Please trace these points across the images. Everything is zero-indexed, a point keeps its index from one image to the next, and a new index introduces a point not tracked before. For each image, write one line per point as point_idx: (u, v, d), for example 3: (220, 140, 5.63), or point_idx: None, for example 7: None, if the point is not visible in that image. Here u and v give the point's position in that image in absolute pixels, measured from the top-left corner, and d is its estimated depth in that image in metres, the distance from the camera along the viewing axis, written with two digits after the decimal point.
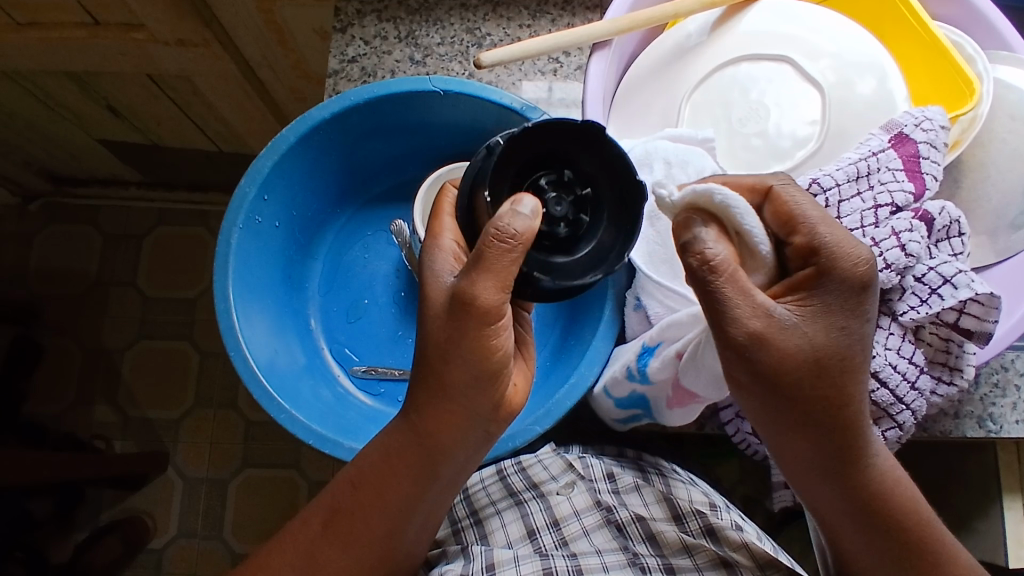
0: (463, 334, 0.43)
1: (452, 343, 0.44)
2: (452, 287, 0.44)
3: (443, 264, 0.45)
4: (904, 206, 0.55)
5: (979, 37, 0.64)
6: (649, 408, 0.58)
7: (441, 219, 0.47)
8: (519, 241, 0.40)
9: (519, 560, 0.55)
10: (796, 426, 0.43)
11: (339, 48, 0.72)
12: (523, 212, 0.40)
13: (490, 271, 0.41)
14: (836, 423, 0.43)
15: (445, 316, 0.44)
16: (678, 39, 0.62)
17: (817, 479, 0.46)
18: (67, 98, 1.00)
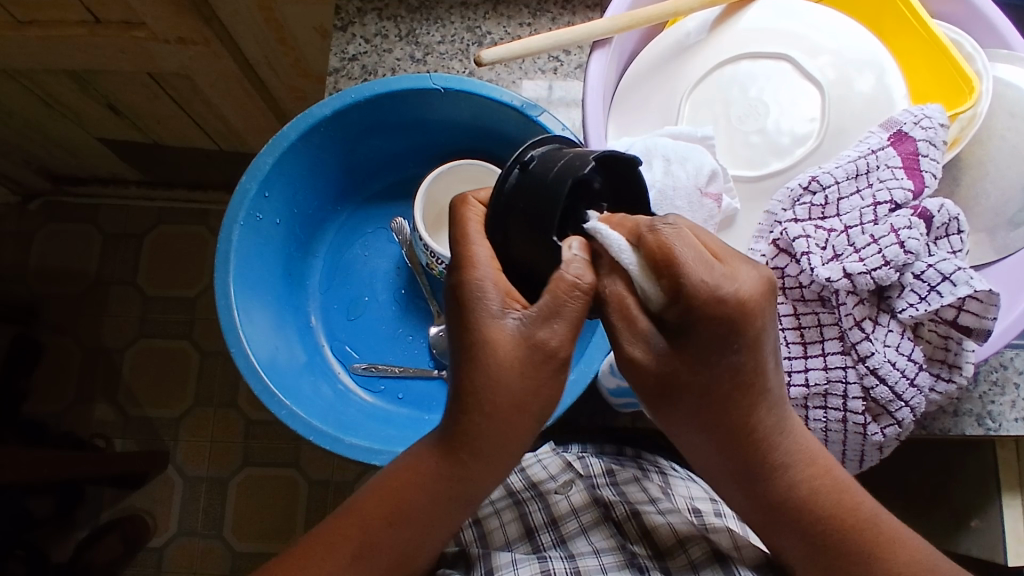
0: (541, 384, 0.41)
1: (530, 392, 0.40)
2: (524, 334, 0.40)
3: (497, 304, 0.41)
4: (903, 204, 0.54)
5: (978, 35, 0.64)
6: (641, 401, 0.60)
7: (474, 244, 0.43)
8: (590, 291, 0.40)
9: (517, 563, 0.55)
10: (717, 446, 0.44)
11: (340, 46, 0.72)
12: (582, 258, 0.40)
13: (565, 321, 0.40)
14: (753, 444, 0.44)
15: (521, 366, 0.40)
16: (678, 37, 0.62)
17: (740, 493, 0.47)
18: (68, 97, 1.00)
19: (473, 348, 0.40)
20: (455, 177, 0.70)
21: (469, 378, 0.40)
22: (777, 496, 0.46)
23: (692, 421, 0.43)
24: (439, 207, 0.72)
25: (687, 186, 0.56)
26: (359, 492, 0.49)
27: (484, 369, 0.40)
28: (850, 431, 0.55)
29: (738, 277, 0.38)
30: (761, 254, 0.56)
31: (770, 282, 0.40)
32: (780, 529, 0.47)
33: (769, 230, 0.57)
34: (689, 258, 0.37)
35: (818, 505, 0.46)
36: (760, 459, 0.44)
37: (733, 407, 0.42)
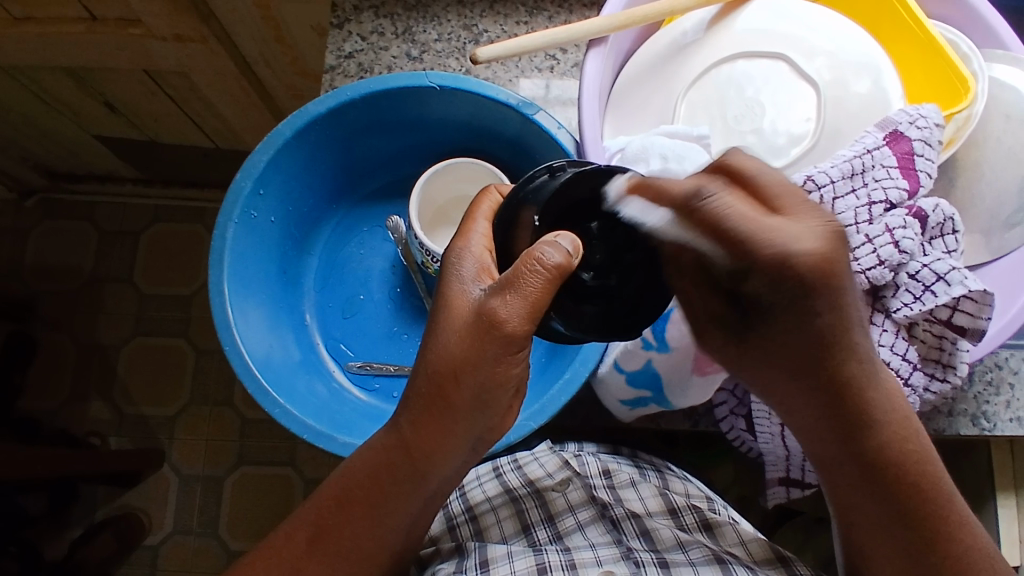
0: (484, 355, 0.42)
1: (466, 363, 0.42)
2: (480, 303, 0.43)
3: (470, 272, 0.44)
4: (897, 204, 0.54)
5: (975, 36, 0.64)
6: (661, 389, 0.59)
7: (476, 223, 0.47)
8: (556, 272, 0.40)
9: (513, 556, 0.55)
10: (808, 401, 0.46)
11: (336, 44, 0.72)
12: (564, 247, 0.40)
13: (522, 295, 0.41)
14: (844, 401, 0.45)
15: (467, 330, 0.42)
16: (674, 36, 0.62)
17: (825, 451, 0.48)
18: (64, 93, 1.00)
19: (440, 308, 0.44)
20: (452, 175, 0.70)
21: (428, 334, 0.44)
22: (864, 456, 0.46)
23: (781, 376, 0.45)
24: (437, 205, 0.72)
25: None
26: (335, 472, 0.50)
27: (437, 325, 0.44)
28: None
29: (802, 233, 0.39)
30: None
31: (835, 233, 0.40)
32: (861, 495, 0.47)
33: None
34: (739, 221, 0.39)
35: (902, 467, 0.46)
36: (855, 414, 0.45)
37: (825, 360, 0.43)
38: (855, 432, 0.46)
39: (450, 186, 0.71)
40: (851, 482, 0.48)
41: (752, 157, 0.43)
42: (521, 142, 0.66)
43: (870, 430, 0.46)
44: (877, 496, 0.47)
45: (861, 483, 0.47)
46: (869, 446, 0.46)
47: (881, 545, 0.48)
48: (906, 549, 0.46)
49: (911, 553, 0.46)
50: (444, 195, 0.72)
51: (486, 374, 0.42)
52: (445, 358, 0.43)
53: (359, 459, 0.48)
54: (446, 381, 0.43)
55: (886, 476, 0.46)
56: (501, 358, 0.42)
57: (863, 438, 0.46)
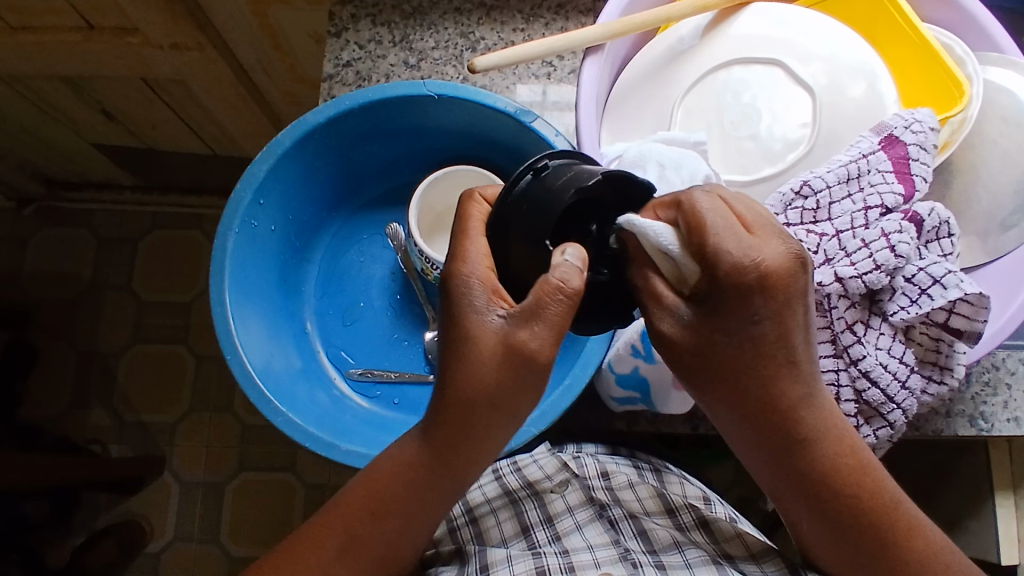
0: (514, 385, 0.41)
1: (498, 390, 0.41)
2: (506, 333, 0.41)
3: (484, 300, 0.42)
4: (893, 208, 0.55)
5: (969, 39, 0.65)
6: (649, 393, 0.60)
7: (471, 236, 0.45)
8: (576, 295, 0.40)
9: (512, 560, 0.55)
10: (741, 422, 0.45)
11: (334, 53, 0.73)
12: (578, 265, 0.40)
13: (548, 325, 0.40)
14: (777, 425, 0.44)
15: (501, 364, 0.41)
16: (670, 43, 0.63)
17: (764, 471, 0.48)
18: (61, 102, 1.00)
19: (462, 343, 0.42)
20: (451, 183, 0.70)
21: (453, 372, 0.42)
22: (806, 472, 0.46)
23: (722, 396, 0.44)
24: (435, 211, 0.72)
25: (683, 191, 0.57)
26: (347, 484, 0.49)
27: (465, 363, 0.42)
28: None
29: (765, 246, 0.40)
30: None
31: (798, 256, 0.40)
32: (806, 510, 0.48)
33: None
34: (715, 225, 0.39)
35: (841, 481, 0.46)
36: (790, 434, 0.45)
37: (757, 370, 0.42)
38: (793, 451, 0.45)
39: (450, 193, 0.71)
40: (794, 500, 0.48)
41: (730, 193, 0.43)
42: (517, 147, 0.67)
43: (807, 452, 0.45)
44: (818, 511, 0.47)
45: (800, 499, 0.47)
46: (806, 464, 0.46)
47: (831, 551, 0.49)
48: (852, 552, 0.48)
49: (867, 556, 0.47)
50: (442, 201, 0.72)
51: (512, 399, 0.42)
52: (478, 389, 0.41)
53: (384, 465, 0.47)
54: (473, 407, 0.42)
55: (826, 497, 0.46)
56: (532, 383, 0.42)
57: (802, 459, 0.46)
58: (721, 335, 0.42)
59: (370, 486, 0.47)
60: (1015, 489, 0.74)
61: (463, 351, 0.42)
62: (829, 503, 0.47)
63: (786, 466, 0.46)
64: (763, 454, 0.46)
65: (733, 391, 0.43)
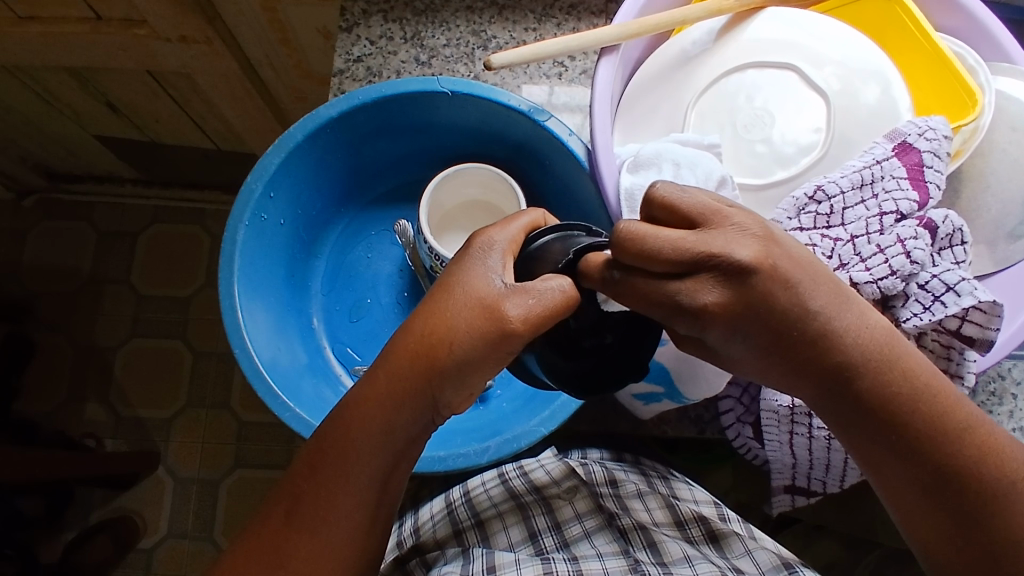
0: (480, 336, 0.42)
1: (466, 335, 0.42)
2: (497, 295, 0.42)
3: (496, 262, 0.44)
4: (908, 215, 0.54)
5: (980, 49, 0.65)
6: (673, 385, 0.60)
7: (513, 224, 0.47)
8: (566, 297, 0.40)
9: (520, 563, 0.55)
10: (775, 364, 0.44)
11: (345, 48, 0.72)
12: (568, 288, 0.40)
13: (535, 300, 0.40)
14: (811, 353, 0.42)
15: (478, 313, 0.42)
16: (683, 46, 0.62)
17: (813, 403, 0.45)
18: (66, 93, 1.00)
19: (457, 285, 0.43)
20: (461, 179, 0.70)
21: (438, 302, 0.44)
22: (860, 404, 0.43)
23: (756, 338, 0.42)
24: (444, 209, 0.72)
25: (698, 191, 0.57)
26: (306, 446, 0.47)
27: (450, 301, 0.43)
28: None
29: (703, 291, 0.40)
30: None
31: (744, 274, 0.40)
32: (863, 449, 0.45)
33: None
34: (649, 300, 0.40)
35: (900, 410, 0.43)
36: (828, 364, 0.42)
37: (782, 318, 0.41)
38: (841, 381, 0.43)
39: (458, 191, 0.72)
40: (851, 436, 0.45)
41: (637, 228, 0.40)
42: (531, 147, 0.66)
43: (852, 386, 0.43)
44: (879, 448, 0.44)
45: (858, 437, 0.45)
46: (852, 400, 0.43)
47: (901, 494, 0.45)
48: (925, 497, 0.44)
49: (945, 509, 0.44)
50: (451, 200, 0.72)
51: (475, 353, 0.42)
52: (450, 330, 0.42)
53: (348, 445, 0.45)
54: (438, 346, 0.43)
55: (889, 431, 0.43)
56: (499, 351, 0.42)
57: (849, 395, 0.43)
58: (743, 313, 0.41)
59: (321, 446, 0.45)
60: None
61: (453, 293, 0.43)
62: (889, 438, 0.43)
63: (832, 400, 0.44)
64: (814, 388, 0.44)
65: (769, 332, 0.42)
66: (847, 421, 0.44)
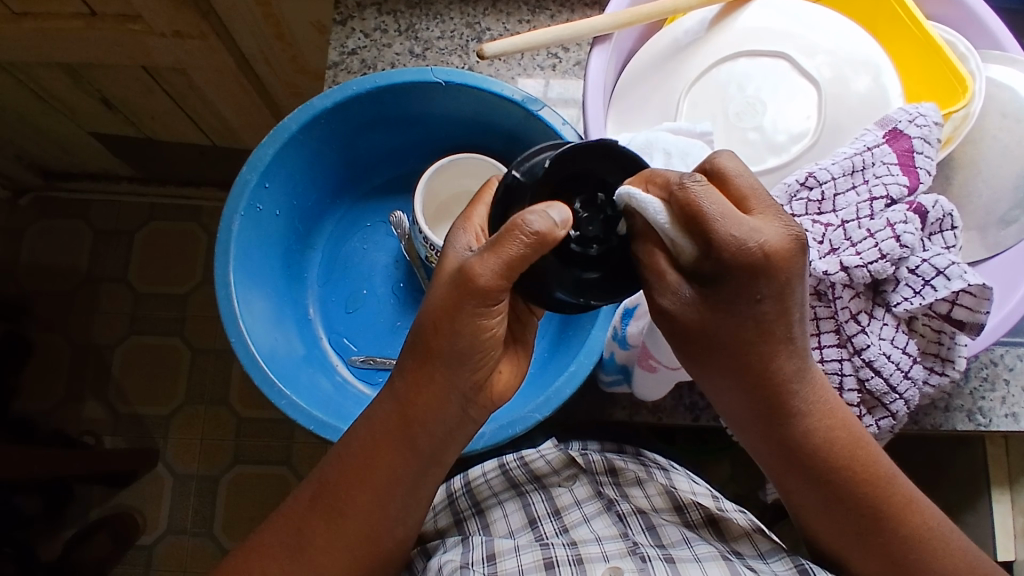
0: (458, 309, 0.42)
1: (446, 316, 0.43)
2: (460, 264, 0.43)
3: (464, 241, 0.46)
4: (898, 199, 0.55)
5: (971, 36, 0.65)
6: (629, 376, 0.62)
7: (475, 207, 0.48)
8: (537, 238, 0.39)
9: (519, 549, 0.55)
10: (703, 361, 0.47)
11: (339, 41, 0.73)
12: (554, 221, 0.39)
13: (501, 257, 0.40)
14: (763, 382, 0.47)
15: (448, 288, 0.43)
16: (675, 36, 0.63)
17: (730, 397, 0.49)
18: (61, 91, 1.00)
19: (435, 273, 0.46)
20: (454, 170, 0.70)
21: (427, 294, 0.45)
22: (767, 402, 0.48)
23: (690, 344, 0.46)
24: (440, 199, 0.72)
25: None
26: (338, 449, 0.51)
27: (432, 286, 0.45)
28: None
29: (761, 230, 0.41)
30: None
31: (799, 239, 0.42)
32: (764, 438, 0.51)
33: None
34: (714, 211, 0.40)
35: (795, 414, 0.49)
36: (746, 370, 0.46)
37: (755, 347, 0.45)
38: (752, 381, 0.47)
39: (453, 182, 0.72)
40: (760, 437, 0.51)
41: (735, 159, 0.45)
42: (525, 138, 0.67)
43: (763, 387, 0.47)
44: (773, 439, 0.51)
45: (757, 428, 0.51)
46: (763, 398, 0.48)
47: (790, 479, 0.52)
48: (813, 486, 0.51)
49: (827, 499, 0.51)
50: (447, 190, 0.72)
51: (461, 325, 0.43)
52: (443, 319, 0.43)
53: (360, 435, 0.50)
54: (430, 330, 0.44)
55: (799, 446, 0.50)
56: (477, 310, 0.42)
57: (758, 394, 0.48)
58: (726, 313, 0.44)
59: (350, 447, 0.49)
60: (1013, 484, 0.75)
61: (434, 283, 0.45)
62: (783, 435, 0.50)
63: (742, 396, 0.49)
64: (719, 381, 0.49)
65: (701, 342, 0.46)
66: (755, 414, 0.50)
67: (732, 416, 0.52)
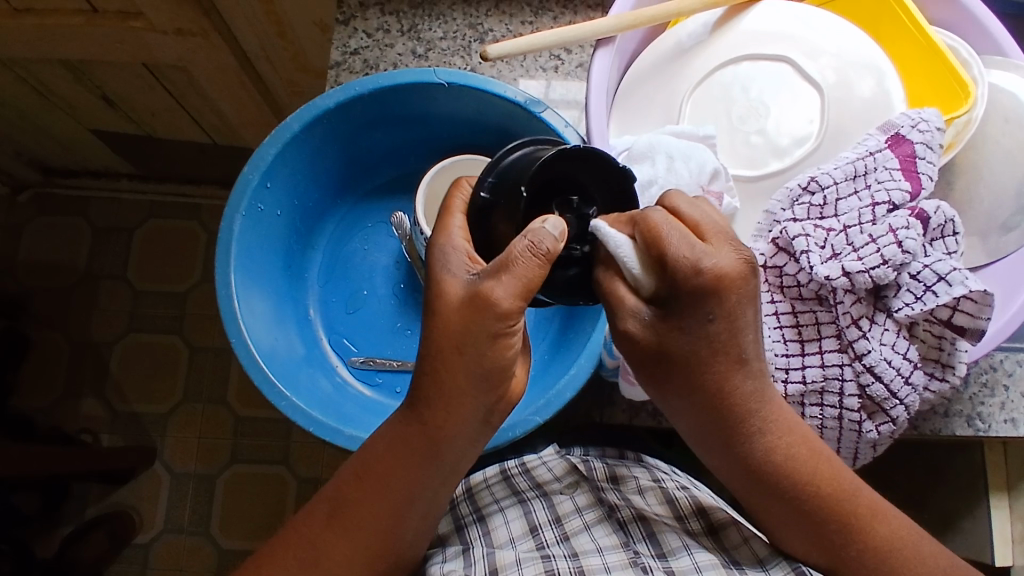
0: (476, 330, 0.43)
1: (464, 337, 0.43)
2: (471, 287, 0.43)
3: (459, 262, 0.45)
4: (900, 205, 0.55)
5: (974, 42, 0.65)
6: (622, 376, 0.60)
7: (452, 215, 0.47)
8: (547, 256, 0.41)
9: (522, 564, 0.54)
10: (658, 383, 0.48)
11: (341, 40, 0.72)
12: (553, 233, 0.41)
13: (514, 277, 0.41)
14: (720, 409, 0.47)
15: (463, 310, 0.43)
16: (676, 41, 0.63)
17: (686, 419, 0.50)
18: (63, 88, 1.00)
19: (432, 297, 0.45)
20: (455, 171, 0.70)
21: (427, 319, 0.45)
22: (723, 424, 0.48)
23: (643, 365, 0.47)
24: None
25: (689, 182, 0.57)
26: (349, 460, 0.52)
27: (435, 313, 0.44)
28: (845, 429, 0.56)
29: (718, 255, 0.42)
30: (761, 253, 0.57)
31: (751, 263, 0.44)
32: (724, 459, 0.51)
33: (769, 229, 0.58)
34: (674, 243, 0.42)
35: (751, 434, 0.49)
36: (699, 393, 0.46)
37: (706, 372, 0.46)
38: (707, 404, 0.47)
39: None
40: (724, 461, 0.51)
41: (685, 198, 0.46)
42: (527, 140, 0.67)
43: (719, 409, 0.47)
44: (735, 460, 0.50)
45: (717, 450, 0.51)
46: (718, 420, 0.48)
47: (757, 498, 0.52)
48: (780, 503, 0.51)
49: (795, 515, 0.51)
50: None
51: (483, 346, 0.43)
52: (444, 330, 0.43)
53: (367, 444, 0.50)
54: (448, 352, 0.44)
55: (760, 465, 0.50)
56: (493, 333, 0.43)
57: (715, 415, 0.48)
58: (680, 331, 0.44)
59: None
60: (1012, 490, 0.76)
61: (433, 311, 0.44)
62: (743, 454, 0.50)
63: (698, 420, 0.49)
64: (674, 403, 0.49)
65: (654, 362, 0.46)
66: (713, 437, 0.50)
67: (692, 437, 0.52)
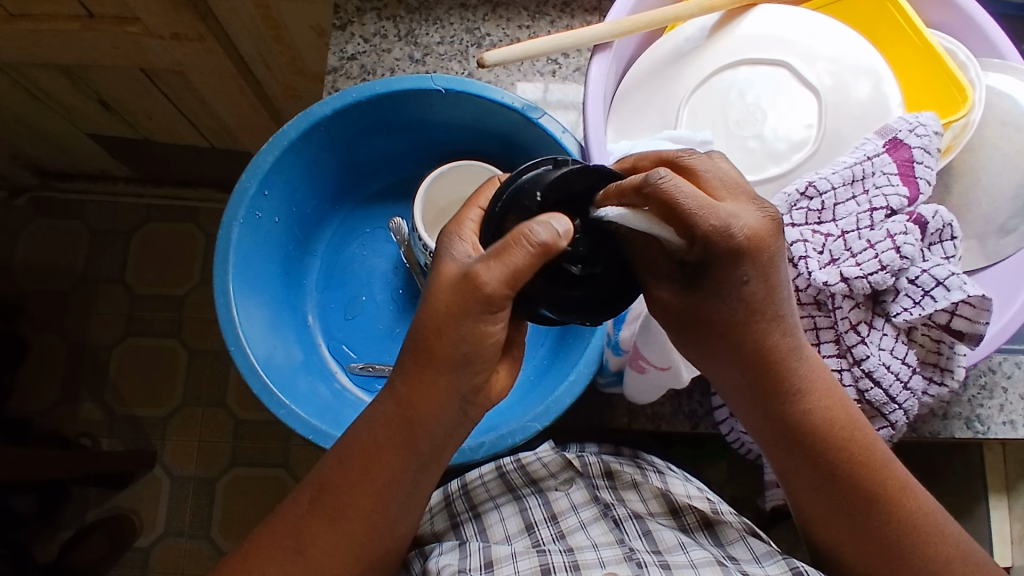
0: (464, 313, 0.42)
1: (449, 320, 0.43)
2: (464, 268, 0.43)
3: (462, 249, 0.45)
4: (898, 210, 0.55)
5: (971, 45, 0.66)
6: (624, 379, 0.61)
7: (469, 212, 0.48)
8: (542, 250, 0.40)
9: (517, 556, 0.55)
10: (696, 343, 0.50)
11: (338, 45, 0.72)
12: (557, 231, 0.40)
13: (504, 264, 0.41)
14: (760, 359, 0.48)
15: (453, 289, 0.43)
16: (676, 44, 0.63)
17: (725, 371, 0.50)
18: (58, 92, 0.99)
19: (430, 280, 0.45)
20: (454, 177, 0.70)
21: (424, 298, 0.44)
22: (762, 372, 0.49)
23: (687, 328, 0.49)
24: (438, 206, 0.72)
25: None
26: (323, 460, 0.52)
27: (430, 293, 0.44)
28: None
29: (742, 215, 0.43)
30: None
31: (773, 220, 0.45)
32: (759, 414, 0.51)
33: None
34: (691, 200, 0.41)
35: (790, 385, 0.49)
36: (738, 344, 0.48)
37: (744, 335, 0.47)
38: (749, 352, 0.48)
39: (453, 189, 0.71)
40: (762, 416, 0.52)
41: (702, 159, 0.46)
42: (523, 144, 0.67)
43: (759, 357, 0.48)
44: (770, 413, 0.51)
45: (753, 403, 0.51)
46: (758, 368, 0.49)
47: (786, 460, 0.52)
48: (809, 468, 0.51)
49: (824, 483, 0.51)
50: (446, 197, 0.72)
51: (466, 330, 0.43)
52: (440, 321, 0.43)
53: (355, 444, 0.49)
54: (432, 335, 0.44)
55: (798, 419, 0.50)
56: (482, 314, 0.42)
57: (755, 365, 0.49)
58: (727, 285, 0.45)
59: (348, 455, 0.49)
60: (1010, 491, 0.76)
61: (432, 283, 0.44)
62: (781, 407, 0.50)
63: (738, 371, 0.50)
64: (711, 358, 0.50)
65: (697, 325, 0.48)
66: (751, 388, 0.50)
67: (727, 394, 0.53)
